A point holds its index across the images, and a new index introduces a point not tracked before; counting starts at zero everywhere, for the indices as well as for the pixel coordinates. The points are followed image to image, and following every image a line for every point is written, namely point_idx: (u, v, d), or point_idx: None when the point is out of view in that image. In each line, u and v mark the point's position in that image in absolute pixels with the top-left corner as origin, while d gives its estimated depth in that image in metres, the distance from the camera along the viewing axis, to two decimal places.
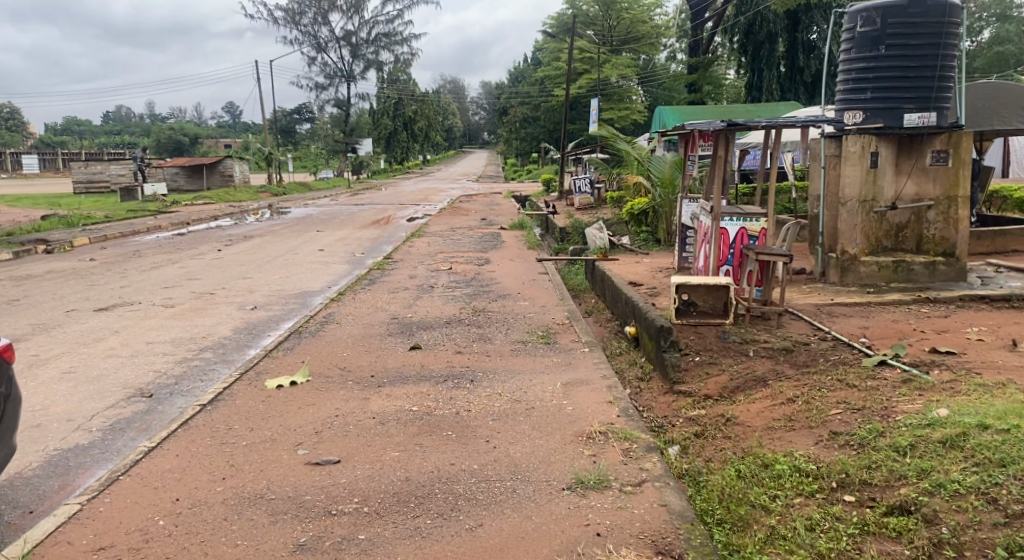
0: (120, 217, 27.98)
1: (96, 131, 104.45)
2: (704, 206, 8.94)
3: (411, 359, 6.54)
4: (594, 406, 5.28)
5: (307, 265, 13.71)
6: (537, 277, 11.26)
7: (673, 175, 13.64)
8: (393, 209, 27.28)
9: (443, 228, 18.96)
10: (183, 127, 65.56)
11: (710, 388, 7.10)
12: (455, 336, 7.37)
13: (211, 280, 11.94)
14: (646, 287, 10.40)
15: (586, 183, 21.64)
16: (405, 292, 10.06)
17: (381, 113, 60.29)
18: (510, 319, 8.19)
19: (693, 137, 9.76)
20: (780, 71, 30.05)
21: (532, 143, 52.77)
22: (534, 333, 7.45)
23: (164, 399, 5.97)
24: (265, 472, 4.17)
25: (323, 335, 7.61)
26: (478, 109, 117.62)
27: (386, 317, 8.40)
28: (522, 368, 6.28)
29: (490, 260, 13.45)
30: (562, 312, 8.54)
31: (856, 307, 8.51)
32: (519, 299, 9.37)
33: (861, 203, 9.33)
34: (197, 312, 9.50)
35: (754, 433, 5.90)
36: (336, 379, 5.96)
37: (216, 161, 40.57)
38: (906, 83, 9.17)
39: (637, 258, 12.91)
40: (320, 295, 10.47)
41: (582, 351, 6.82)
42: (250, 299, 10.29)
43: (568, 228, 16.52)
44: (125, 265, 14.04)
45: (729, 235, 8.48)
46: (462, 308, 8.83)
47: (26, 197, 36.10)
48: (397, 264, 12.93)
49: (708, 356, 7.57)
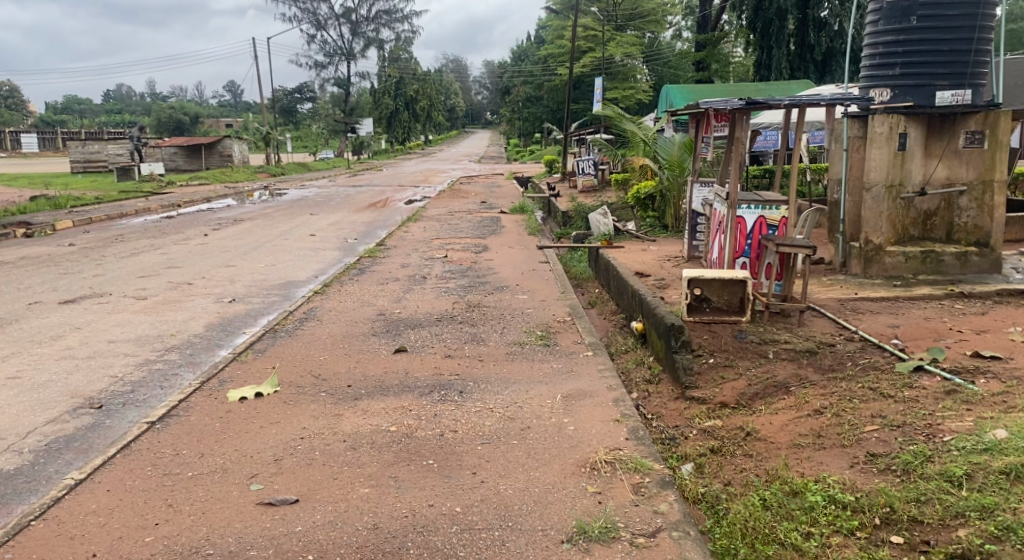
0: (111, 198, 27.29)
1: (97, 110, 103.57)
2: (719, 192, 8.16)
3: (393, 365, 5.85)
4: (597, 425, 4.60)
5: (296, 252, 13.01)
6: (537, 266, 10.55)
7: (682, 158, 12.70)
8: (392, 191, 26.60)
9: (441, 212, 18.24)
10: (182, 106, 64.78)
11: (726, 395, 6.42)
12: (445, 336, 6.69)
13: (192, 268, 11.27)
14: (653, 279, 9.69)
15: (589, 164, 20.88)
16: (395, 283, 9.37)
17: (382, 92, 59.27)
18: (507, 316, 7.50)
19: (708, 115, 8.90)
20: (789, 49, 29.12)
21: (535, 123, 51.80)
22: (532, 333, 6.76)
23: (114, 411, 5.31)
24: (207, 516, 3.56)
25: (301, 335, 6.93)
26: (481, 89, 116.52)
27: (372, 313, 7.71)
28: (517, 377, 5.59)
29: (488, 246, 12.75)
30: (563, 308, 7.87)
31: (884, 302, 7.80)
32: (517, 293, 8.68)
33: (887, 189, 8.56)
34: (170, 305, 8.83)
35: (778, 452, 5.22)
36: (307, 390, 5.28)
37: (215, 141, 39.79)
38: (939, 57, 8.45)
39: (643, 246, 12.20)
40: (305, 285, 9.79)
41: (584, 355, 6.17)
42: (230, 290, 9.62)
43: (571, 212, 15.82)
44: (105, 250, 13.37)
45: (747, 224, 7.71)
46: (454, 303, 8.14)
47: (22, 177, 35.50)
48: (390, 251, 12.24)
49: (723, 358, 6.91)
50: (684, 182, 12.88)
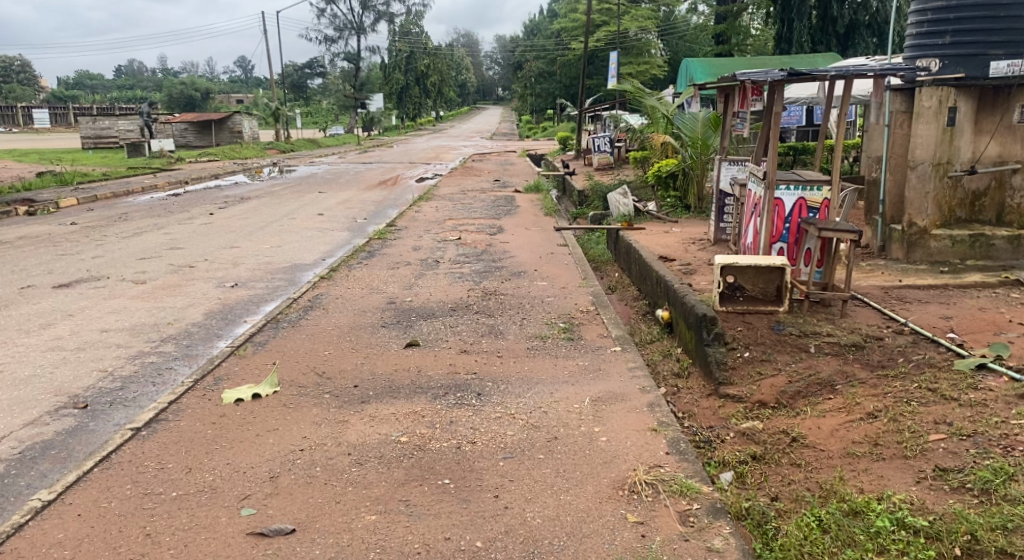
0: (117, 174, 26.82)
1: (107, 85, 102.98)
2: (756, 171, 7.50)
3: (404, 363, 5.35)
4: (633, 437, 4.09)
5: (303, 232, 12.51)
6: (555, 250, 10.02)
7: (707, 135, 12.16)
8: (402, 168, 26.01)
9: (453, 191, 17.69)
10: (192, 81, 64.17)
11: (765, 394, 5.90)
12: (460, 329, 6.19)
13: (194, 249, 10.77)
14: (679, 264, 9.15)
15: (605, 141, 20.28)
16: (407, 268, 8.85)
17: (393, 67, 58.42)
18: (526, 305, 6.98)
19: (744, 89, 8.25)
20: (811, 22, 28.27)
21: (548, 99, 50.83)
22: (555, 326, 6.25)
23: (99, 412, 4.83)
24: (191, 549, 3.13)
25: (305, 325, 6.44)
26: (493, 64, 115.35)
27: (381, 302, 7.20)
28: (539, 377, 5.09)
29: (503, 227, 12.21)
30: (585, 297, 7.35)
31: (932, 291, 7.25)
32: (535, 279, 8.15)
33: (934, 167, 7.98)
34: (170, 290, 8.35)
35: (831, 463, 4.72)
36: (310, 392, 4.80)
37: (225, 117, 39.25)
38: (995, 24, 7.82)
39: (665, 227, 11.64)
40: (312, 269, 9.30)
41: (610, 351, 5.65)
42: (232, 274, 9.13)
43: (588, 191, 15.26)
44: (106, 230, 12.91)
45: (785, 207, 7.14)
46: (469, 291, 7.63)
47: (31, 152, 35.08)
48: (401, 232, 11.72)
49: (760, 352, 6.39)
50: (709, 161, 12.29)
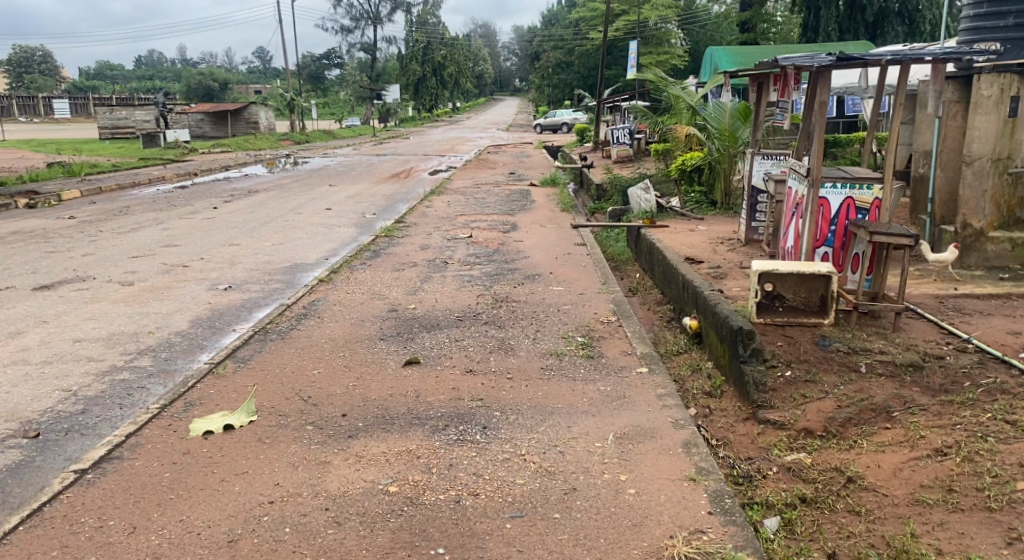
0: (128, 165, 26.32)
1: (126, 76, 102.82)
2: (799, 167, 6.75)
3: (401, 385, 4.71)
4: (667, 489, 3.45)
5: (308, 229, 11.90)
6: (573, 250, 9.34)
7: (735, 126, 11.39)
8: (417, 161, 25.39)
9: (467, 184, 17.00)
10: (209, 72, 63.73)
11: (812, 422, 5.23)
12: (467, 344, 5.54)
13: (191, 247, 10.16)
14: (708, 267, 8.44)
15: (624, 133, 19.53)
16: (412, 270, 8.20)
17: (409, 58, 57.61)
18: (542, 315, 6.31)
19: (785, 78, 7.47)
20: (838, 11, 27.37)
21: (566, 90, 50.00)
22: (573, 341, 5.59)
23: (51, 443, 4.21)
24: None
25: (295, 337, 5.81)
26: (510, 55, 114.57)
27: (382, 310, 6.55)
28: (555, 405, 4.43)
29: (518, 224, 11.53)
30: (605, 305, 6.69)
31: (993, 301, 6.52)
32: (552, 284, 7.47)
33: (993, 163, 7.22)
34: (158, 292, 7.75)
35: (899, 513, 4.04)
36: (290, 422, 4.17)
37: (242, 107, 38.78)
38: None
39: (691, 225, 10.93)
40: (312, 270, 8.67)
41: (632, 372, 4.98)
42: (227, 275, 8.51)
43: (607, 186, 14.54)
44: (104, 224, 12.35)
45: (830, 208, 6.42)
46: (479, 297, 6.98)
47: (47, 143, 34.70)
48: (410, 229, 11.06)
49: (804, 372, 5.73)
50: (738, 154, 11.52)
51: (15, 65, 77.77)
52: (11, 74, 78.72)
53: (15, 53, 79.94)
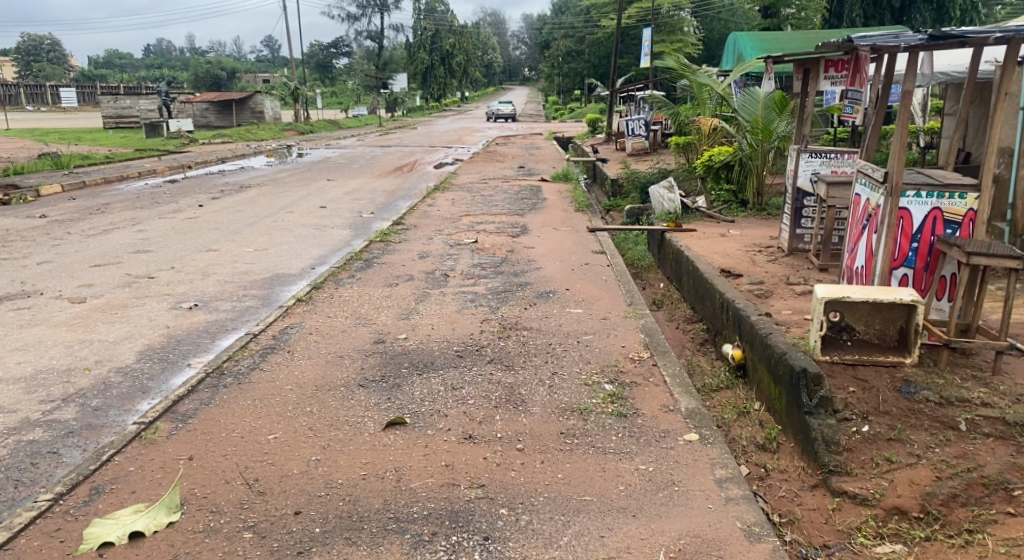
0: (122, 156, 25.25)
1: (134, 65, 101.97)
2: (870, 168, 5.56)
3: (378, 461, 3.63)
4: None
5: (297, 230, 10.79)
6: (591, 259, 8.21)
7: (770, 118, 10.11)
8: (422, 152, 24.22)
9: (473, 180, 15.85)
10: (215, 60, 62.69)
11: (905, 500, 4.23)
12: (465, 395, 4.43)
13: (163, 254, 9.08)
14: (749, 281, 7.30)
15: (639, 124, 18.43)
16: (407, 286, 7.08)
17: (417, 46, 56.18)
18: (559, 351, 5.19)
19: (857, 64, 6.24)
20: None
21: (577, 79, 48.69)
22: (599, 391, 4.48)
23: None
24: None
25: (254, 381, 4.70)
26: (519, 44, 113.20)
27: (366, 342, 5.45)
28: (579, 494, 3.40)
29: (528, 227, 10.38)
30: (635, 336, 5.56)
31: None
32: (569, 306, 6.35)
33: None
34: (111, 310, 6.67)
35: None
36: (222, 525, 3.14)
37: (247, 97, 37.57)
38: None
39: (722, 229, 9.79)
40: (294, 283, 7.56)
41: (670, 442, 3.85)
42: (195, 290, 7.40)
43: (624, 181, 13.39)
44: (75, 224, 11.25)
45: (912, 222, 5.19)
46: (484, 323, 5.86)
47: (49, 131, 33.70)
48: (408, 233, 9.92)
49: (886, 428, 4.62)
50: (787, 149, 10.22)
51: (23, 54, 77.26)
52: (20, 63, 78.12)
53: (22, 42, 79.02)
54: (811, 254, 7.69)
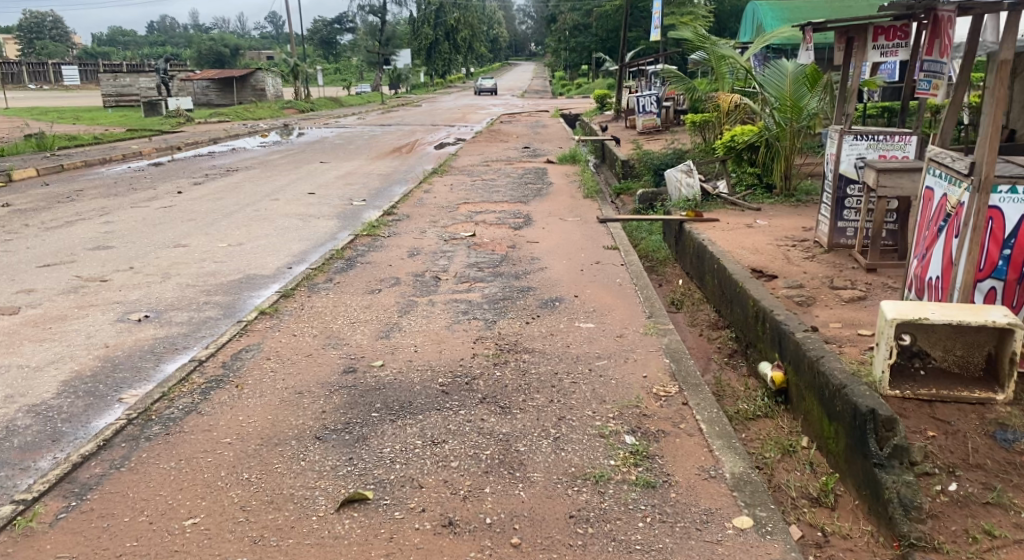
0: (113, 136, 24.13)
1: (137, 41, 100.48)
2: (951, 155, 4.51)
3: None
4: None
5: (278, 221, 9.83)
6: (603, 257, 7.21)
7: (798, 92, 9.10)
8: (423, 131, 23.08)
9: (474, 162, 14.77)
10: (217, 37, 61.22)
11: None
12: (447, 454, 3.49)
13: (124, 250, 8.12)
14: (786, 284, 6.31)
15: (651, 101, 17.25)
16: (391, 293, 6.11)
17: (422, 21, 54.59)
18: (568, 387, 4.21)
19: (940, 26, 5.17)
20: None
21: (584, 55, 47.20)
22: (621, 448, 3.56)
23: None
24: None
25: (185, 430, 3.77)
26: (525, 19, 111.11)
27: (333, 371, 4.49)
28: None
29: (532, 217, 9.38)
30: (658, 362, 4.59)
31: None
32: (577, 319, 5.38)
33: None
34: (45, 324, 5.76)
35: None
36: None
37: (247, 74, 36.29)
38: None
39: (747, 219, 8.78)
40: (264, 289, 6.60)
41: (716, 533, 3.04)
42: (149, 297, 6.44)
43: (636, 163, 12.32)
44: (38, 215, 10.27)
45: (1003, 224, 4.21)
46: (477, 343, 4.90)
47: (45, 111, 32.53)
48: (398, 225, 8.92)
49: (979, 488, 3.69)
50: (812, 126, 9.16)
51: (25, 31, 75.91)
52: (20, 41, 76.71)
53: (24, 19, 77.61)
54: (854, 255, 6.73)
